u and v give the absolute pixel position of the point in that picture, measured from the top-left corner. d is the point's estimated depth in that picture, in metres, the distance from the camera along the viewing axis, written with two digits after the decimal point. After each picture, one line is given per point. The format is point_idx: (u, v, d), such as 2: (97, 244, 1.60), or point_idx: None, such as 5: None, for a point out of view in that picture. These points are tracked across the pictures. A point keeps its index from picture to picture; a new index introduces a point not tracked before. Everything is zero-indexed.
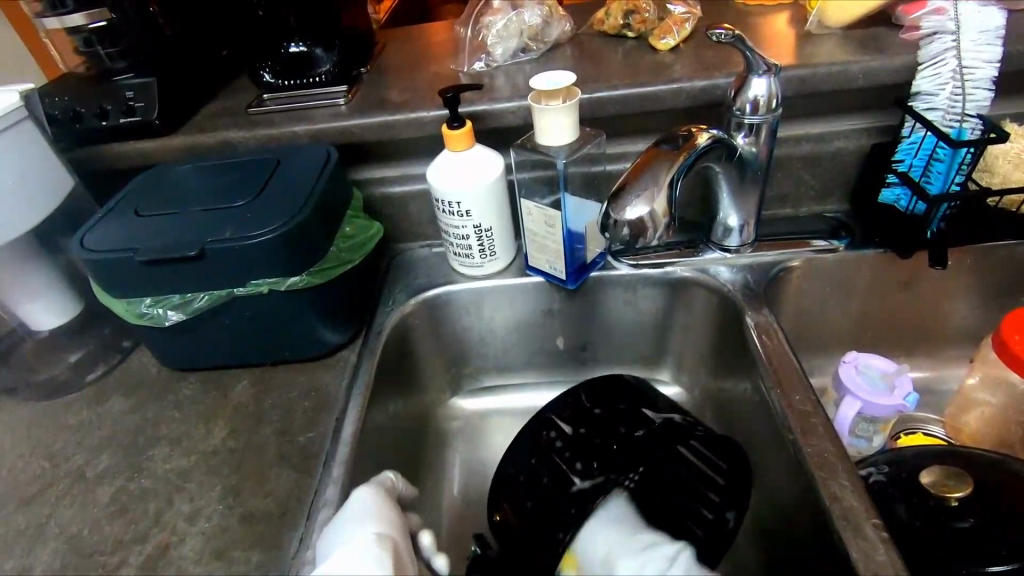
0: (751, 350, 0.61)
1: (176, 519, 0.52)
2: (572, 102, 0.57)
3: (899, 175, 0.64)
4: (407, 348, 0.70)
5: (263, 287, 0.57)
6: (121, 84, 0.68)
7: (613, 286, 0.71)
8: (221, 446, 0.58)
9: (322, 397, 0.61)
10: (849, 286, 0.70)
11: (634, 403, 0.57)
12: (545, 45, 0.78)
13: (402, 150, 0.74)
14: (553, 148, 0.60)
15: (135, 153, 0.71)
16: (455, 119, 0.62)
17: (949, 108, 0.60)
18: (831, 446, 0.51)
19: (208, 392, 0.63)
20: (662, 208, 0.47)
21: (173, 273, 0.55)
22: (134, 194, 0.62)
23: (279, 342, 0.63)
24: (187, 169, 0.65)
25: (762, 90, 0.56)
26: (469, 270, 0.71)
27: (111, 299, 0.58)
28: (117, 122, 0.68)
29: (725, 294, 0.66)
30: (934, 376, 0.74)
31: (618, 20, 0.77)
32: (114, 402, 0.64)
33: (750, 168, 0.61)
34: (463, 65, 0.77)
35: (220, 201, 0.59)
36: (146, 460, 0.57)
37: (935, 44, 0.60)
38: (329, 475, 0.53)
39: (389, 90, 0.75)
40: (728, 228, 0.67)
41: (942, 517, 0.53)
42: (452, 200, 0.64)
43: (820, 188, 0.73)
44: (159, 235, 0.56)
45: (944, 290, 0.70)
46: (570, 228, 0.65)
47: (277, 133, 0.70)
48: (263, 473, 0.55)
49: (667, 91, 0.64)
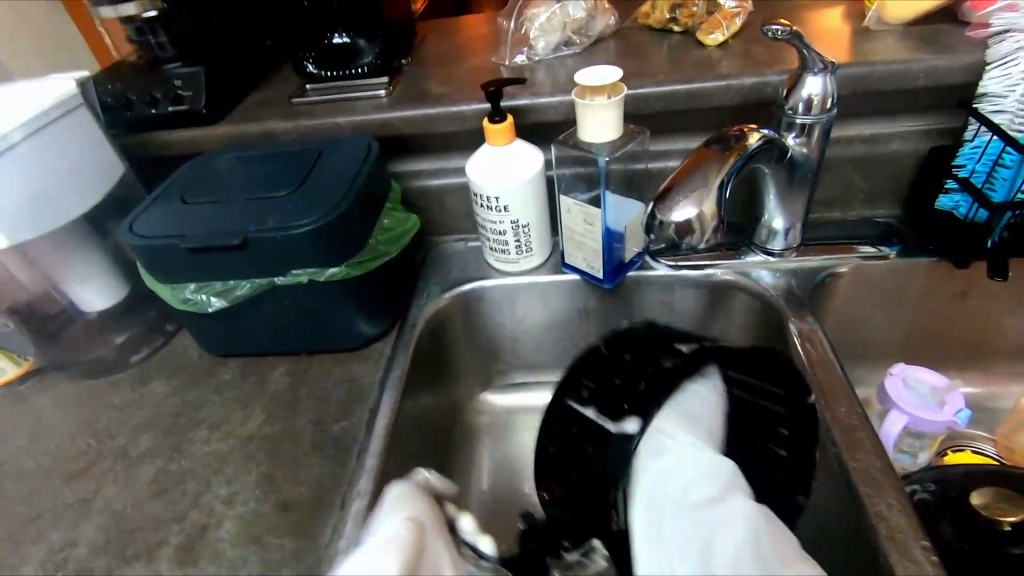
0: (793, 358, 0.60)
1: (213, 502, 0.53)
2: (617, 98, 0.56)
3: (959, 181, 0.61)
4: (439, 342, 0.70)
5: (302, 277, 0.58)
6: (170, 73, 0.70)
7: (651, 287, 0.70)
8: (258, 432, 0.59)
9: (356, 388, 0.62)
10: (899, 294, 0.67)
11: (663, 340, 0.58)
12: (588, 39, 0.76)
13: (440, 143, 0.74)
14: (594, 145, 0.59)
15: (181, 142, 0.72)
16: (497, 113, 0.62)
17: (1019, 111, 0.57)
18: (878, 463, 0.49)
19: (245, 378, 0.65)
20: (710, 211, 0.46)
21: (217, 262, 0.56)
22: (180, 183, 0.63)
23: (315, 331, 0.64)
24: (230, 159, 0.66)
25: (816, 89, 0.54)
26: (504, 266, 0.71)
27: (157, 285, 0.60)
28: (166, 110, 0.69)
29: (768, 299, 0.65)
30: (986, 392, 0.71)
31: (664, 14, 0.75)
32: (157, 384, 0.65)
33: (800, 171, 0.59)
34: (504, 59, 0.76)
35: (263, 191, 0.60)
36: (187, 441, 0.59)
37: (1007, 43, 0.56)
38: (362, 466, 0.54)
39: (429, 82, 0.74)
40: (772, 231, 0.65)
41: (993, 541, 0.50)
42: (491, 195, 0.63)
43: (871, 192, 0.70)
44: (205, 223, 0.57)
45: (1004, 303, 0.66)
46: (609, 227, 0.63)
47: (319, 124, 0.70)
48: (298, 461, 0.55)
49: (714, 88, 0.62)
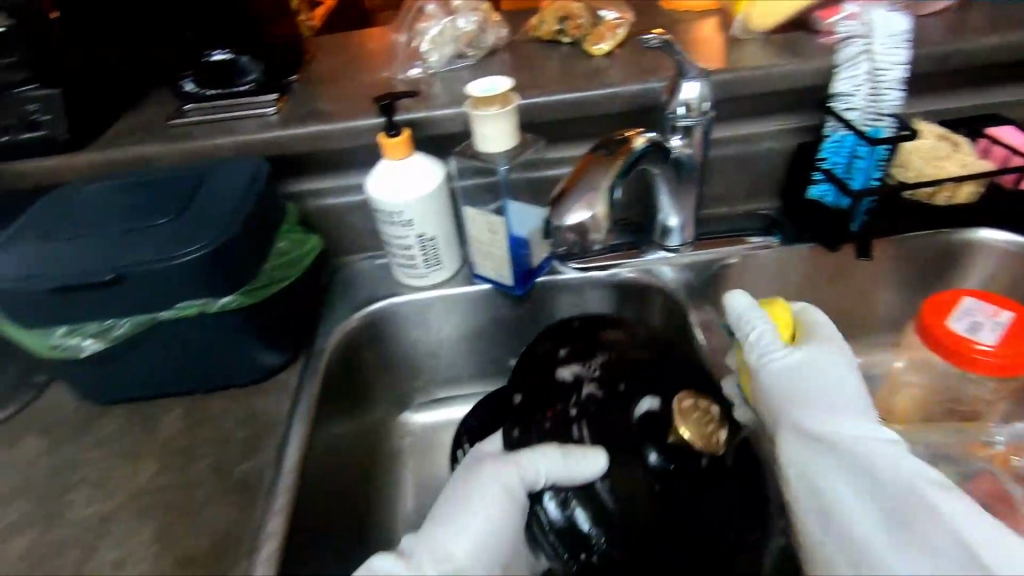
0: (697, 348, 0.63)
1: (100, 568, 0.47)
2: (509, 107, 0.57)
3: (824, 172, 0.67)
4: (351, 366, 0.68)
5: (191, 309, 0.54)
6: (22, 95, 0.62)
7: (561, 292, 0.71)
8: (151, 484, 0.53)
9: (262, 424, 0.58)
10: (783, 281, 0.73)
11: None
12: (481, 52, 0.77)
13: (337, 161, 0.71)
14: (492, 155, 0.60)
15: (39, 173, 0.65)
16: (391, 128, 0.61)
17: (867, 107, 0.64)
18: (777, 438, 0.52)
19: (133, 427, 0.59)
20: (603, 213, 0.47)
21: (91, 300, 0.51)
22: (41, 214, 0.57)
23: (213, 367, 0.59)
24: (100, 186, 0.60)
25: (693, 94, 0.58)
26: (414, 282, 0.70)
27: (17, 331, 0.53)
28: (17, 139, 0.63)
29: (669, 293, 0.68)
30: (865, 362, 0.78)
31: (552, 26, 0.78)
32: (26, 444, 0.58)
33: (686, 170, 0.62)
34: (398, 73, 0.75)
35: (141, 219, 0.55)
36: (64, 506, 0.52)
37: (850, 48, 0.63)
38: (271, 507, 0.50)
39: (321, 98, 0.72)
40: (668, 229, 0.69)
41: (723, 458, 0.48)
42: (393, 209, 0.62)
43: (752, 188, 0.76)
44: (68, 257, 0.51)
45: (870, 279, 0.73)
46: (515, 234, 0.64)
47: (201, 146, 0.66)
48: (198, 510, 0.51)
49: (603, 95, 0.65)
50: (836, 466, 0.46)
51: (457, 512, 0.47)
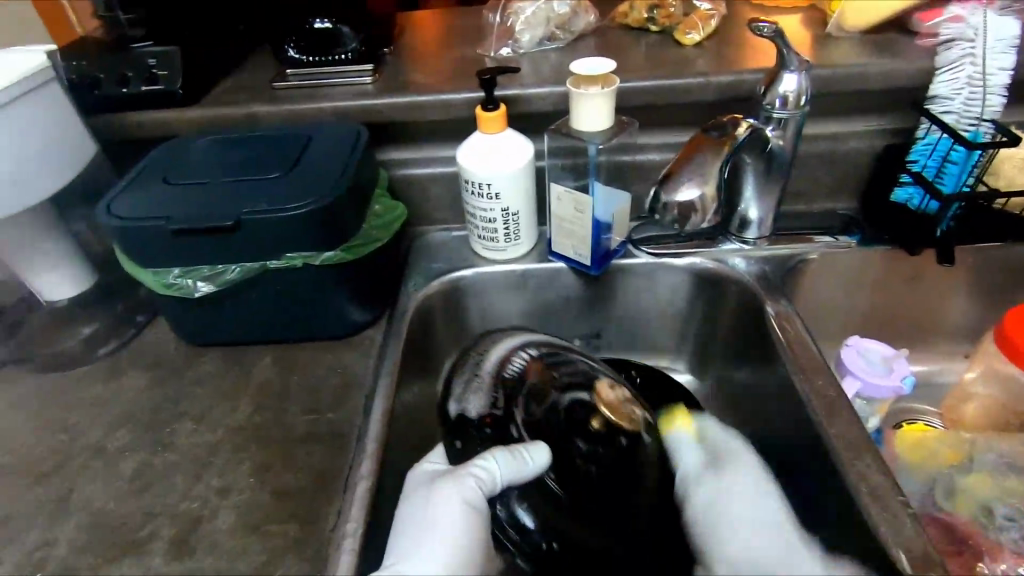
0: (771, 339, 0.63)
1: (206, 493, 0.51)
2: (610, 88, 0.58)
3: (913, 174, 0.67)
4: (427, 331, 0.70)
5: (297, 261, 0.57)
6: (141, 51, 0.66)
7: (634, 275, 0.72)
8: (248, 422, 0.57)
9: (349, 375, 0.61)
10: (858, 281, 0.73)
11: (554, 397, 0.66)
12: (570, 35, 0.78)
13: (426, 133, 0.74)
14: (587, 134, 0.61)
15: (153, 125, 0.69)
16: (490, 101, 0.62)
17: (965, 112, 0.63)
18: (855, 430, 0.53)
19: (229, 369, 0.62)
20: (712, 192, 0.48)
21: (205, 244, 0.54)
22: (159, 164, 0.61)
23: (306, 318, 0.63)
24: (213, 141, 0.64)
25: (792, 86, 0.58)
26: (492, 255, 0.72)
27: (139, 269, 0.57)
28: (137, 90, 0.66)
29: (744, 284, 0.68)
30: (932, 369, 0.77)
31: (643, 14, 0.78)
32: (132, 376, 0.62)
33: (776, 162, 0.63)
34: (489, 51, 0.77)
35: (254, 173, 0.58)
36: (170, 434, 0.56)
37: (954, 50, 0.62)
38: (363, 451, 0.52)
39: (415, 71, 0.74)
40: (747, 221, 0.70)
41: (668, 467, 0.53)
42: (484, 182, 0.64)
43: (832, 187, 0.76)
44: (191, 204, 0.55)
45: (948, 287, 0.73)
46: (599, 217, 0.66)
47: (303, 109, 0.69)
48: (293, 450, 0.54)
49: (696, 83, 0.66)
50: (734, 526, 0.50)
51: (422, 521, 0.48)
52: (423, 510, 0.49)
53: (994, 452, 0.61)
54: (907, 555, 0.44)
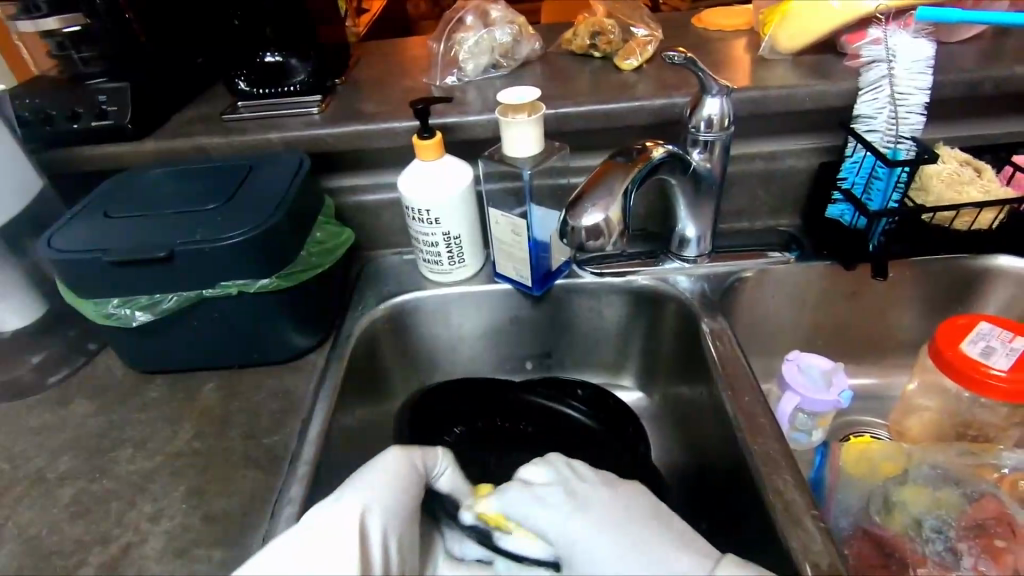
0: (706, 357, 0.64)
1: (138, 519, 0.52)
2: (537, 115, 0.60)
3: (843, 192, 0.69)
4: (375, 353, 0.72)
5: (232, 288, 0.58)
6: (94, 87, 0.69)
7: (579, 294, 0.74)
8: (186, 448, 0.58)
9: (290, 399, 0.62)
10: (800, 296, 0.74)
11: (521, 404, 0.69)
12: (515, 62, 0.81)
13: (374, 160, 0.76)
14: (519, 159, 0.63)
15: (104, 158, 0.71)
16: (425, 129, 0.64)
17: (887, 130, 0.65)
18: (777, 444, 0.54)
19: (174, 395, 0.64)
20: (617, 215, 0.51)
21: (143, 274, 0.56)
22: (105, 197, 0.63)
23: (249, 345, 0.64)
24: (160, 173, 0.66)
25: (715, 110, 0.60)
26: (438, 277, 0.73)
27: (79, 300, 0.59)
28: (88, 125, 0.68)
29: (683, 301, 0.69)
30: (880, 382, 0.78)
31: (585, 41, 0.81)
32: (78, 404, 0.63)
33: (705, 183, 0.65)
34: (436, 79, 0.79)
35: (192, 204, 0.60)
36: (109, 461, 0.57)
37: (873, 72, 0.64)
38: (294, 475, 0.53)
39: (362, 100, 0.77)
40: (685, 239, 0.71)
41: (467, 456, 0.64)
42: (421, 207, 0.66)
43: (774, 204, 0.78)
44: (128, 236, 0.56)
45: (888, 300, 0.74)
46: (536, 238, 0.67)
47: (249, 140, 0.71)
48: (227, 475, 0.55)
49: (629, 108, 0.67)
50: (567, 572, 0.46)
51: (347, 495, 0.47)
52: (373, 471, 0.47)
53: (929, 464, 0.62)
54: (815, 569, 0.45)
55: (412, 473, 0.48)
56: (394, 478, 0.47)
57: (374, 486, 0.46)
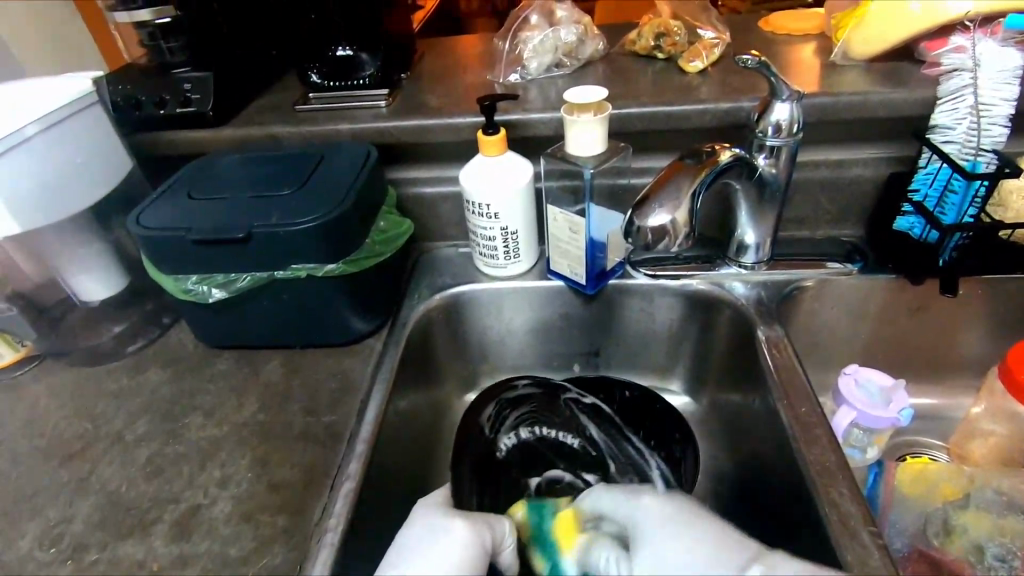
0: (762, 365, 0.64)
1: (207, 483, 0.55)
2: (602, 116, 0.60)
3: (914, 204, 0.67)
4: (428, 342, 0.73)
5: (301, 272, 0.61)
6: (180, 76, 0.73)
7: (631, 295, 0.74)
8: (252, 419, 0.61)
9: (348, 381, 0.64)
10: (860, 309, 0.72)
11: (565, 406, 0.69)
12: (578, 62, 0.81)
13: (436, 154, 0.78)
14: (581, 158, 0.64)
15: (185, 142, 0.75)
16: (491, 125, 0.65)
17: (966, 141, 0.63)
18: (833, 456, 0.53)
19: (240, 369, 0.67)
20: (684, 218, 0.51)
21: (223, 254, 0.59)
22: (187, 180, 0.66)
23: (313, 326, 0.67)
24: (236, 159, 0.69)
25: (784, 115, 0.59)
26: (493, 271, 0.74)
27: (161, 275, 0.62)
28: (173, 111, 0.72)
29: (739, 308, 0.69)
30: (941, 403, 0.75)
31: (650, 42, 0.81)
32: (153, 373, 0.68)
33: (769, 189, 0.64)
34: (499, 77, 0.81)
35: (267, 190, 0.63)
36: (181, 427, 0.61)
37: (955, 81, 0.62)
38: (352, 452, 0.56)
39: (427, 95, 0.79)
40: (744, 245, 0.70)
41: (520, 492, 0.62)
42: (482, 202, 0.67)
43: (837, 213, 0.76)
44: (209, 217, 0.60)
45: (956, 318, 0.71)
46: (593, 236, 0.68)
47: (320, 130, 0.74)
48: (289, 447, 0.58)
49: (694, 111, 0.67)
50: None
51: (419, 538, 0.49)
52: (430, 535, 0.48)
53: (994, 489, 0.59)
54: None
55: (467, 538, 0.48)
56: (450, 547, 0.47)
57: (426, 564, 0.46)
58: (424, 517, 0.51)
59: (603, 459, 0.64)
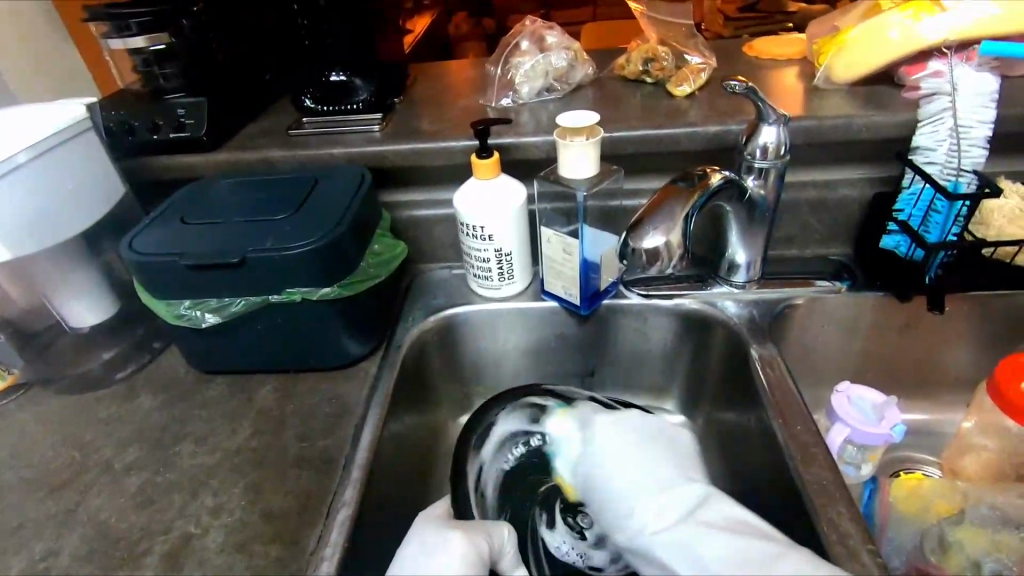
0: (756, 384, 0.64)
1: (200, 512, 0.54)
2: (594, 139, 0.62)
3: (899, 223, 0.68)
4: (423, 364, 0.73)
5: (296, 296, 0.61)
6: (173, 102, 0.73)
7: (626, 315, 0.74)
8: (245, 445, 0.60)
9: (343, 405, 0.64)
10: (850, 327, 0.73)
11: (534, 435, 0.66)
12: (568, 87, 0.83)
13: (429, 176, 0.78)
14: (574, 181, 0.64)
15: (179, 167, 0.75)
16: (484, 149, 0.66)
17: (947, 163, 0.65)
18: (829, 474, 0.53)
19: (233, 394, 0.66)
20: (677, 240, 0.52)
21: (216, 279, 0.59)
22: (181, 205, 0.66)
23: (307, 350, 0.66)
24: (230, 183, 0.69)
25: (771, 138, 0.60)
26: (487, 292, 0.75)
27: (153, 301, 0.62)
28: (167, 136, 0.72)
29: (732, 327, 0.69)
30: (931, 419, 0.76)
31: (638, 67, 0.83)
32: (143, 399, 0.66)
33: (759, 210, 0.65)
34: (491, 101, 0.82)
35: (261, 215, 0.63)
36: (172, 454, 0.60)
37: (934, 104, 0.64)
38: (348, 478, 0.55)
39: (421, 119, 0.80)
40: (735, 265, 0.71)
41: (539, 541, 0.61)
42: (477, 224, 0.68)
43: (824, 232, 0.77)
44: (204, 242, 0.59)
45: (943, 335, 0.72)
46: (587, 257, 0.68)
47: (314, 154, 0.74)
48: (284, 473, 0.57)
49: (683, 134, 0.69)
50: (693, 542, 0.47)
51: (420, 557, 0.47)
52: (426, 557, 0.47)
53: (987, 505, 0.60)
54: None
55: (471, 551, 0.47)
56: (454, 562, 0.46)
57: None
58: (420, 536, 0.50)
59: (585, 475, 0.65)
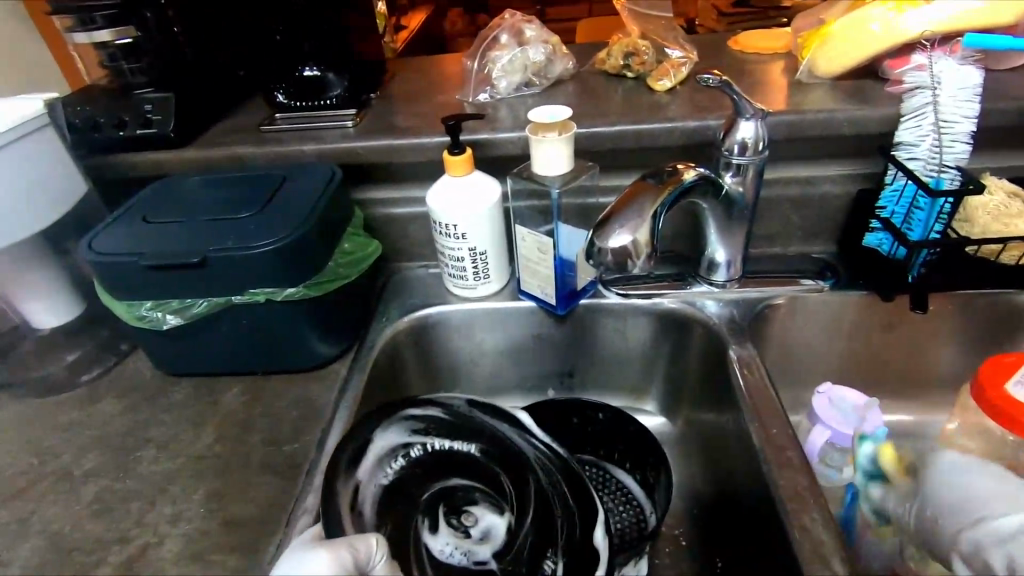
0: (734, 386, 0.63)
1: (157, 521, 0.52)
2: (567, 134, 0.60)
3: (881, 221, 0.67)
4: (397, 366, 0.72)
5: (259, 296, 0.59)
6: (140, 97, 0.71)
7: (604, 315, 0.73)
8: (208, 451, 0.59)
9: (311, 408, 0.62)
10: (833, 327, 0.71)
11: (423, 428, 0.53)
12: (547, 81, 0.81)
13: (404, 173, 0.76)
14: (547, 178, 0.63)
15: (146, 164, 0.73)
16: (456, 145, 0.64)
17: (929, 159, 0.63)
18: (804, 480, 0.52)
19: (199, 398, 0.65)
20: (645, 238, 0.51)
21: (177, 279, 0.57)
22: (145, 203, 0.65)
23: (275, 353, 0.65)
24: (197, 181, 0.68)
25: (749, 133, 0.58)
26: (463, 292, 0.73)
27: (114, 302, 0.60)
28: (133, 133, 0.71)
29: (711, 327, 0.68)
30: (916, 419, 0.75)
31: (619, 61, 0.81)
32: (106, 404, 0.65)
33: (737, 207, 0.63)
34: (469, 96, 0.80)
35: (225, 213, 0.61)
36: (133, 461, 0.58)
37: (916, 98, 0.62)
38: (311, 485, 0.53)
39: (397, 115, 0.78)
40: (715, 263, 0.70)
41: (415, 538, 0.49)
42: (449, 222, 0.66)
43: (807, 230, 0.76)
44: (164, 242, 0.58)
45: (928, 334, 0.71)
46: (562, 255, 0.66)
47: (284, 150, 0.72)
48: (246, 479, 0.55)
49: (661, 129, 0.67)
50: None
51: None
52: None
53: None
54: None
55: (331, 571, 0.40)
56: None
57: None
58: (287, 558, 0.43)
59: (494, 466, 0.52)
